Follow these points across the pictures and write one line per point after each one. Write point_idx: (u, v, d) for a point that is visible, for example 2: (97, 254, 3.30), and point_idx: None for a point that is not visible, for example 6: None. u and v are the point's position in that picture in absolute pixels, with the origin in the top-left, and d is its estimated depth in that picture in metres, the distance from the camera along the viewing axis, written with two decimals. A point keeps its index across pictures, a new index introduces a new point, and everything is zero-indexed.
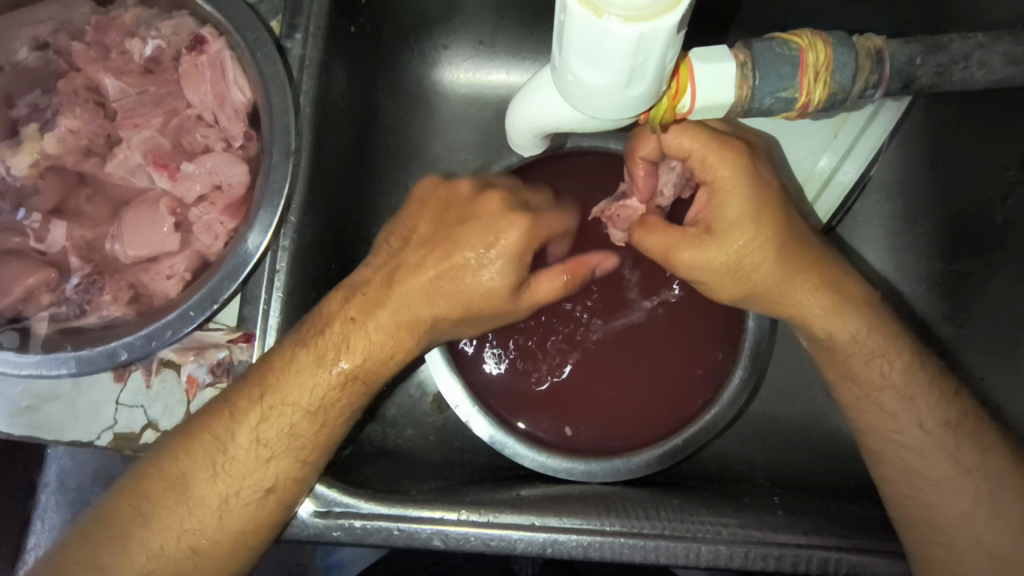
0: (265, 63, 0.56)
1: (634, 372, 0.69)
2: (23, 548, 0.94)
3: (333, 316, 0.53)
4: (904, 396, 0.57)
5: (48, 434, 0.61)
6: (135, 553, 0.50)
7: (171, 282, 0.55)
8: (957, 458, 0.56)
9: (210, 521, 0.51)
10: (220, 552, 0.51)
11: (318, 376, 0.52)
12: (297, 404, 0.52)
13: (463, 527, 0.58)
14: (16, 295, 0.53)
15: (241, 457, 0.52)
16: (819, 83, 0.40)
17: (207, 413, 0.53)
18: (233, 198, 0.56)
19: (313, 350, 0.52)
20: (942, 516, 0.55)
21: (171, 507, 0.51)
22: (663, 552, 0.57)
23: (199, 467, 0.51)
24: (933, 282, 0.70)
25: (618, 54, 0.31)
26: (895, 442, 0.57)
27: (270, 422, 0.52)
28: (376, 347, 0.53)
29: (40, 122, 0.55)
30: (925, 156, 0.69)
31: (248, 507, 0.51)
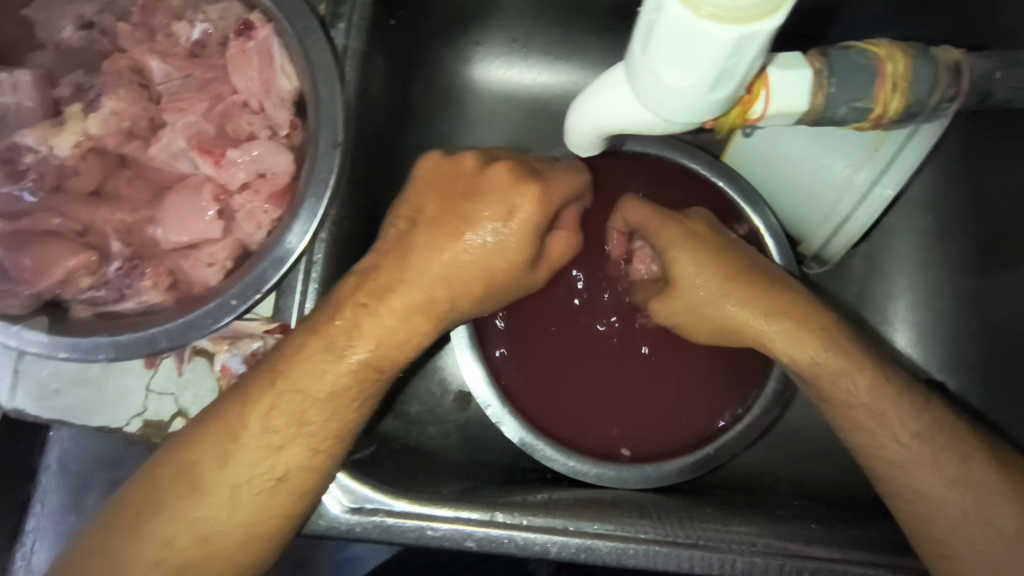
0: (314, 50, 0.54)
1: (663, 379, 0.69)
2: (23, 530, 0.94)
3: (343, 304, 0.51)
4: (874, 412, 0.55)
5: (76, 419, 0.61)
6: (146, 542, 0.48)
7: (211, 269, 0.54)
8: (937, 467, 0.53)
9: (224, 507, 0.49)
10: (233, 543, 0.49)
11: (335, 373, 0.50)
12: (309, 392, 0.50)
13: (495, 529, 0.57)
14: (56, 277, 0.51)
15: (251, 444, 0.49)
16: (896, 94, 0.39)
17: (222, 401, 0.51)
18: (277, 187, 0.54)
19: (322, 338, 0.50)
20: (938, 526, 0.53)
21: (183, 495, 0.49)
22: (697, 562, 0.57)
23: (216, 456, 0.49)
24: (965, 298, 0.70)
25: (711, 55, 0.30)
26: (876, 454, 0.55)
27: (280, 408, 0.50)
28: (385, 330, 0.50)
29: (84, 102, 0.54)
30: (961, 173, 0.69)
31: (261, 496, 0.49)
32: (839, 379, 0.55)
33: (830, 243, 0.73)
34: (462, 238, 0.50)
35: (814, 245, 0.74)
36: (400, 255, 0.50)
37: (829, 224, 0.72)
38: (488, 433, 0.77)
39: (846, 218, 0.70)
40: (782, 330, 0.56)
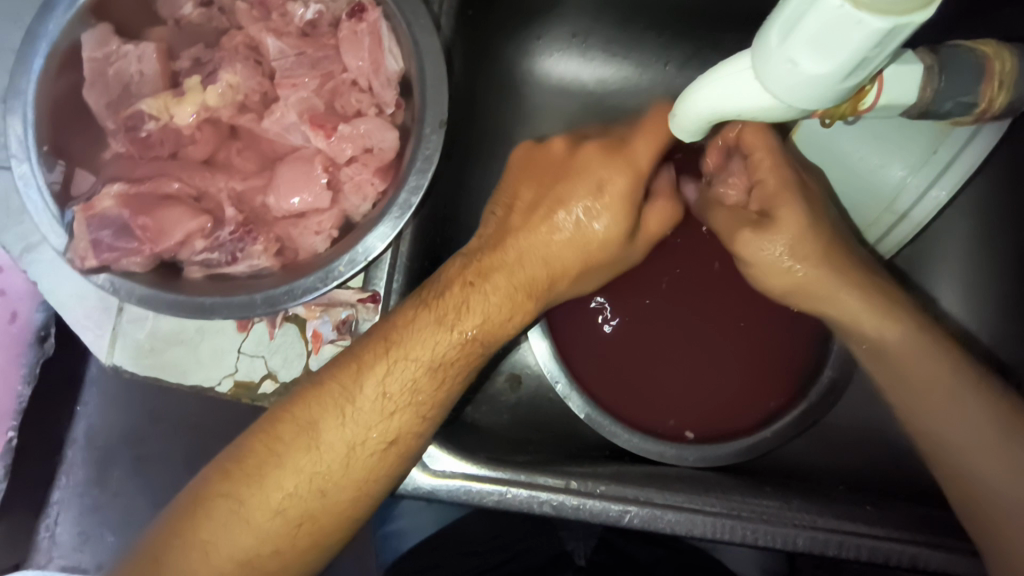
0: (421, 33, 0.56)
1: (720, 366, 0.73)
2: (49, 502, 1.03)
3: (452, 281, 0.56)
4: (955, 394, 0.57)
5: (171, 376, 0.64)
6: (271, 491, 0.52)
7: (319, 237, 0.56)
8: (1016, 458, 0.54)
9: (341, 464, 0.53)
10: (344, 498, 0.53)
11: (445, 347, 0.54)
12: (420, 360, 0.54)
13: (571, 497, 0.60)
14: (176, 238, 0.55)
15: (366, 407, 0.53)
16: (999, 90, 0.42)
17: (339, 365, 0.55)
18: (383, 161, 0.57)
19: (433, 311, 0.55)
20: (1004, 508, 0.54)
21: (303, 451, 0.52)
22: (762, 535, 0.59)
23: (334, 416, 0.53)
24: (1012, 301, 0.73)
25: (860, 43, 0.33)
26: (940, 437, 0.57)
27: (394, 375, 0.53)
28: (490, 309, 0.55)
29: (201, 75, 0.58)
30: (1003, 180, 0.73)
31: (372, 457, 0.53)
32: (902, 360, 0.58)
33: (881, 241, 0.75)
34: (557, 219, 0.56)
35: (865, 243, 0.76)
36: (503, 238, 0.57)
37: (882, 222, 0.74)
38: (544, 414, 0.78)
39: (899, 218, 0.73)
40: (861, 304, 0.58)
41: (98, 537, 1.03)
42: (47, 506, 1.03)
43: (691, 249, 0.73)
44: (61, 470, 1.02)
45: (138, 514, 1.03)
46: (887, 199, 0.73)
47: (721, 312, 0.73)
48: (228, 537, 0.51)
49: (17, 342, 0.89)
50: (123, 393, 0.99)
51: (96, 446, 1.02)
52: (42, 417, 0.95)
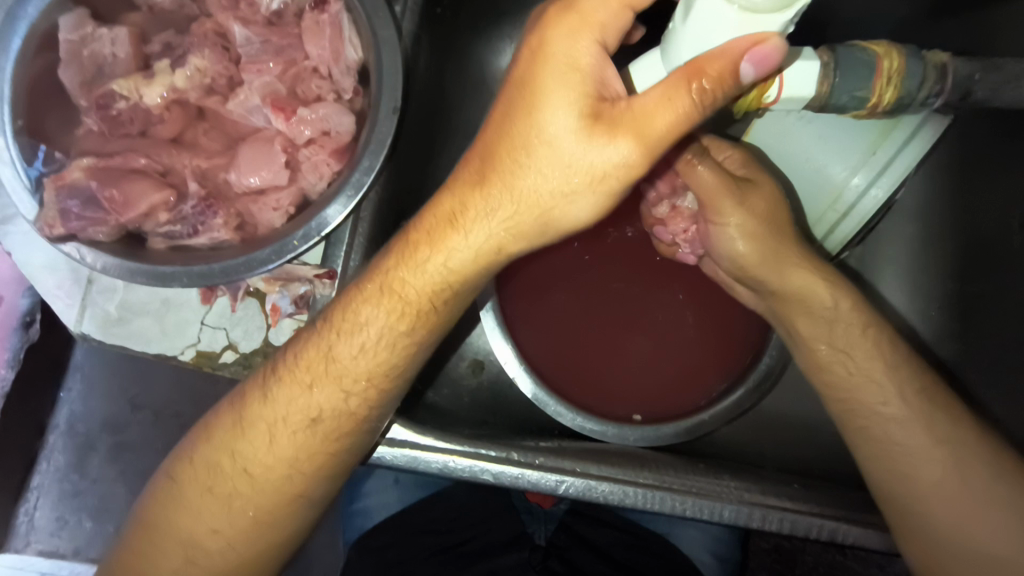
0: (379, 26, 0.58)
1: (650, 362, 0.77)
2: (26, 487, 1.04)
3: (357, 310, 0.53)
4: (891, 367, 0.62)
5: (136, 345, 0.68)
6: (177, 540, 0.56)
7: (276, 213, 0.60)
8: (930, 428, 0.59)
9: (291, 437, 0.55)
10: (284, 484, 0.55)
11: (362, 329, 0.53)
12: (339, 375, 0.54)
13: (512, 467, 0.63)
14: (140, 210, 0.58)
15: (278, 435, 0.55)
16: (890, 86, 0.46)
17: (235, 412, 0.56)
18: (339, 144, 0.60)
19: (337, 336, 0.53)
20: (920, 483, 0.58)
21: (202, 506, 0.55)
22: (689, 507, 0.63)
23: (286, 391, 0.55)
24: (945, 300, 0.75)
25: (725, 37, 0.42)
26: (876, 413, 0.61)
27: (301, 398, 0.54)
28: (422, 271, 0.51)
29: (172, 58, 0.62)
30: (950, 182, 0.74)
31: (297, 435, 0.55)
32: (815, 332, 0.63)
33: (829, 237, 0.75)
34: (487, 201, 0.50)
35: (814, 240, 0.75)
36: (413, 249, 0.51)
37: (828, 219, 0.74)
38: (500, 398, 0.81)
39: (844, 215, 0.73)
40: (805, 276, 0.63)
41: (76, 522, 1.06)
42: (27, 489, 1.05)
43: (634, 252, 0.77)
44: (41, 456, 1.05)
45: (116, 500, 1.06)
46: (830, 197, 0.73)
47: (658, 318, 0.77)
48: (178, 512, 0.56)
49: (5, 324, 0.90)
50: (105, 381, 1.05)
51: (77, 432, 1.05)
52: (24, 399, 0.97)
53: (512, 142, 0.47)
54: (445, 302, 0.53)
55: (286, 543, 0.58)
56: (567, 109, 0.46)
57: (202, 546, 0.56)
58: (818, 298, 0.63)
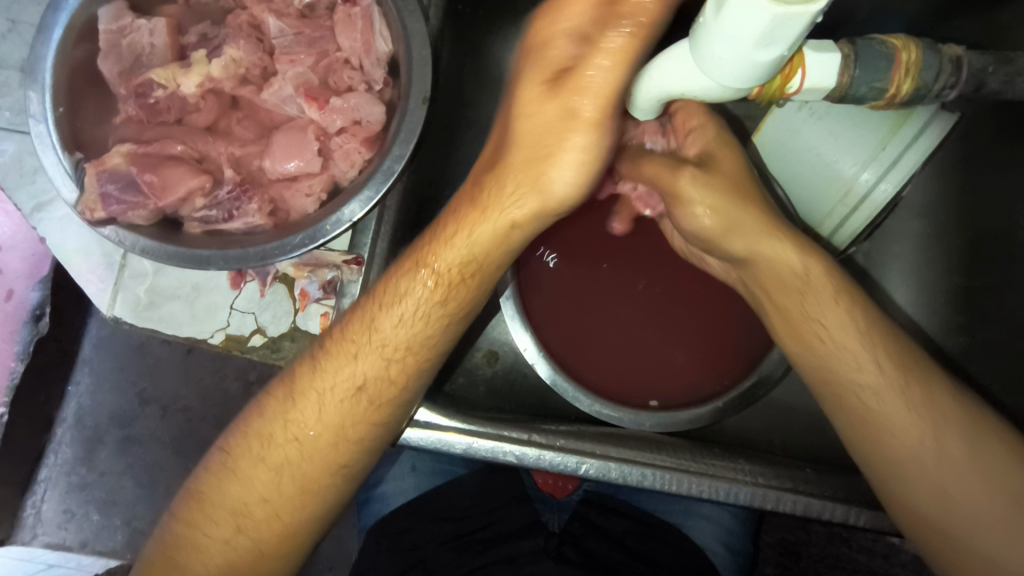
0: (409, 18, 0.60)
1: (664, 346, 0.79)
2: (36, 479, 1.06)
3: (382, 298, 0.57)
4: (864, 336, 0.59)
5: (167, 328, 0.69)
6: (210, 530, 0.58)
7: (309, 199, 0.62)
8: (905, 395, 0.59)
9: (340, 403, 0.58)
10: (316, 468, 0.59)
11: (406, 300, 0.57)
12: (367, 358, 0.58)
13: (533, 449, 0.65)
14: (178, 195, 0.60)
15: (311, 415, 0.58)
16: (906, 78, 0.48)
17: (273, 397, 0.60)
18: (370, 133, 0.62)
19: (366, 319, 0.58)
20: (893, 448, 0.58)
21: (237, 492, 0.58)
22: (705, 489, 0.65)
23: (334, 364, 0.58)
24: (955, 294, 0.77)
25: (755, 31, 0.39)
26: (850, 384, 0.59)
27: (336, 380, 0.58)
28: (454, 247, 0.54)
29: (208, 49, 0.64)
30: (957, 179, 0.76)
31: (344, 402, 0.58)
32: (790, 301, 0.61)
33: (839, 231, 0.77)
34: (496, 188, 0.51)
35: (824, 232, 0.78)
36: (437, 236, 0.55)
37: (838, 213, 0.76)
38: (517, 387, 0.83)
39: (853, 209, 0.75)
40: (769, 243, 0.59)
41: (84, 515, 1.07)
42: (33, 482, 1.06)
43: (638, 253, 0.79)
44: (49, 449, 1.06)
45: (124, 493, 1.07)
46: (840, 192, 0.75)
47: (682, 303, 0.79)
48: (230, 482, 0.59)
49: (11, 320, 0.91)
50: (114, 376, 1.05)
51: (84, 426, 1.06)
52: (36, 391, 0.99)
53: (518, 142, 0.49)
54: (473, 277, 0.56)
55: (314, 521, 0.60)
56: (579, 101, 0.45)
57: (253, 514, 0.58)
58: (788, 263, 0.59)
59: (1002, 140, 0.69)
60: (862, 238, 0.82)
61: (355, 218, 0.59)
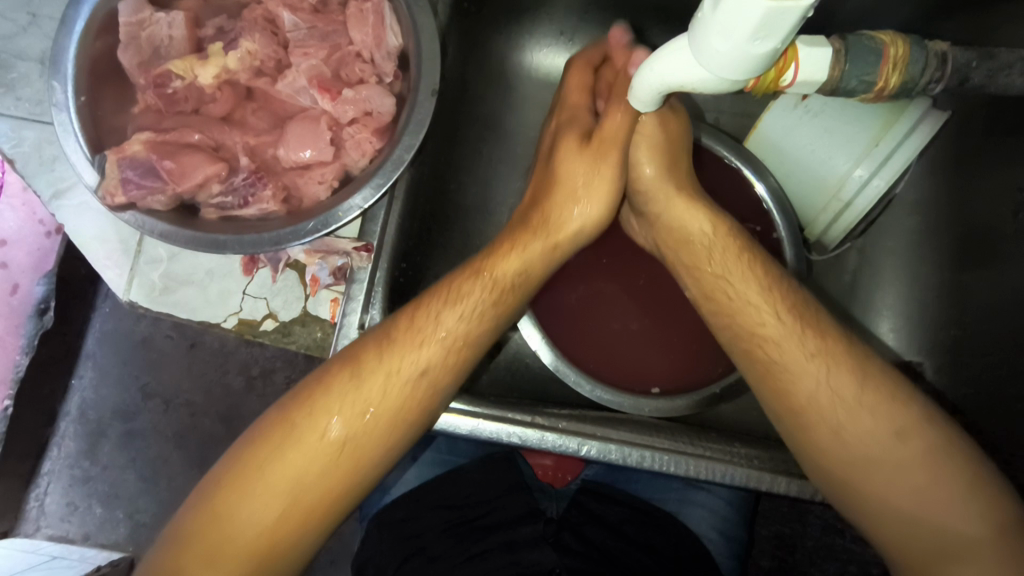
0: (419, 13, 0.63)
1: (635, 345, 0.81)
2: (38, 472, 1.08)
3: (442, 296, 0.63)
4: (765, 290, 0.64)
5: (181, 312, 0.72)
6: (239, 526, 0.55)
7: (321, 186, 0.65)
8: (803, 342, 0.61)
9: (402, 387, 0.59)
10: (358, 456, 0.58)
11: (466, 301, 0.63)
12: (425, 349, 0.61)
13: (536, 431, 0.67)
14: (196, 180, 0.62)
15: (369, 401, 0.59)
16: (893, 72, 0.51)
17: (325, 386, 0.59)
18: (380, 123, 0.65)
19: (426, 311, 0.62)
20: (801, 397, 0.60)
21: (275, 484, 0.56)
22: (702, 470, 0.67)
23: (400, 348, 0.60)
24: (945, 287, 0.79)
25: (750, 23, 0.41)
26: (758, 333, 0.63)
27: (392, 374, 0.59)
28: (507, 262, 0.65)
29: (225, 41, 0.67)
30: (948, 175, 0.78)
31: (408, 387, 0.60)
32: (697, 258, 0.69)
33: (833, 225, 0.79)
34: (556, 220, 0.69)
35: (818, 230, 0.81)
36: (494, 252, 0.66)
37: (832, 208, 0.78)
38: (520, 375, 0.85)
39: (847, 203, 0.77)
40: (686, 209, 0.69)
41: (87, 507, 1.09)
42: (37, 475, 1.08)
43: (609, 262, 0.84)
44: (53, 442, 1.08)
45: (126, 486, 1.09)
46: (833, 187, 0.77)
47: (690, 314, 0.82)
48: (288, 457, 0.57)
49: (16, 314, 0.94)
50: (118, 369, 1.07)
51: (88, 418, 1.08)
52: (38, 385, 1.02)
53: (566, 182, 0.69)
54: (521, 286, 0.67)
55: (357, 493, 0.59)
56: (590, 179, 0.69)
57: (307, 489, 0.56)
58: (696, 227, 0.68)
59: (992, 137, 0.72)
60: (855, 232, 0.84)
61: (365, 205, 0.61)
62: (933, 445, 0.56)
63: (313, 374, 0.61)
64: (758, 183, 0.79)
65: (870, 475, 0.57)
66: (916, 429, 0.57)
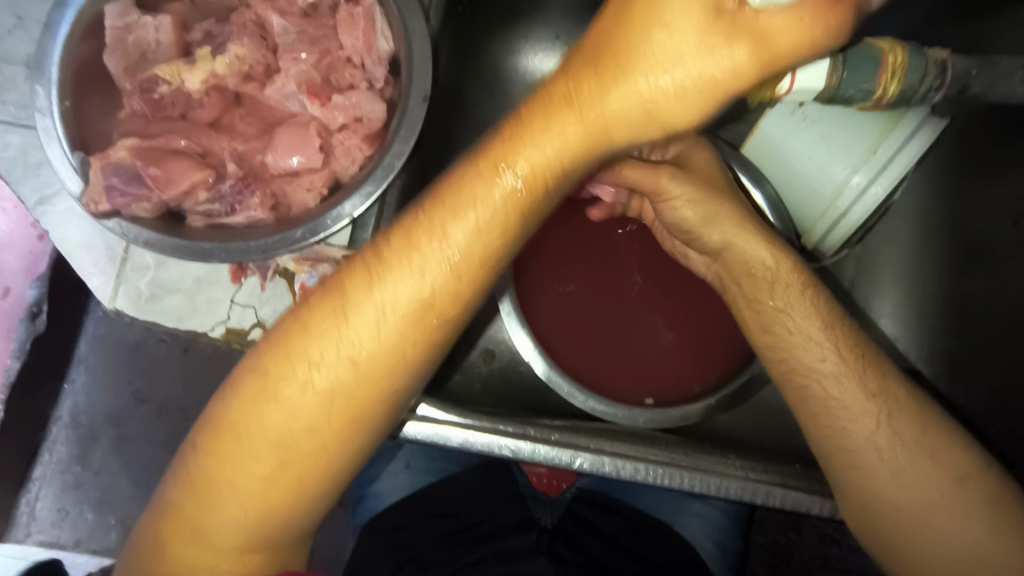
0: (410, 18, 0.62)
1: (649, 349, 0.80)
2: (30, 477, 1.06)
3: (452, 197, 0.47)
4: (826, 324, 0.59)
5: (168, 320, 0.70)
6: (221, 498, 0.52)
7: (310, 194, 0.64)
8: (864, 383, 0.58)
9: (397, 322, 0.49)
10: (342, 429, 0.51)
11: (483, 203, 0.47)
12: (426, 274, 0.48)
13: (529, 443, 0.66)
14: (182, 188, 0.61)
15: (365, 338, 0.49)
16: (893, 79, 0.50)
17: (317, 309, 0.51)
18: (370, 130, 0.64)
19: (429, 221, 0.48)
20: (854, 440, 0.58)
21: (251, 452, 0.51)
22: (696, 483, 0.66)
23: (391, 272, 0.48)
24: (944, 296, 0.77)
25: None
26: (816, 370, 0.59)
27: (384, 307, 0.49)
28: (536, 143, 0.45)
29: (213, 46, 0.66)
30: (948, 184, 0.77)
31: (404, 318, 0.49)
32: (758, 293, 0.61)
33: (829, 234, 0.79)
34: (589, 98, 0.44)
35: (814, 240, 0.80)
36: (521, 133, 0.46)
37: (829, 216, 0.77)
38: (513, 385, 0.84)
39: (844, 212, 0.76)
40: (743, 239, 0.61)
41: (78, 513, 1.07)
42: (28, 480, 1.07)
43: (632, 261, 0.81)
44: (45, 446, 1.07)
45: (118, 492, 1.07)
46: (830, 195, 0.76)
47: (694, 316, 0.81)
48: (270, 409, 0.51)
49: (9, 318, 0.95)
50: (110, 374, 1.06)
51: (81, 424, 1.07)
52: (30, 391, 1.00)
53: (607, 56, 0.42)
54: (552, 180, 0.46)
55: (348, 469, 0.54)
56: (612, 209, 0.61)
57: (296, 446, 0.51)
58: (760, 258, 0.60)
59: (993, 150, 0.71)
60: (854, 240, 0.83)
61: (353, 215, 0.60)
62: (986, 496, 0.56)
63: (299, 306, 0.52)
64: (755, 190, 0.78)
65: (930, 531, 0.56)
66: (971, 479, 0.57)
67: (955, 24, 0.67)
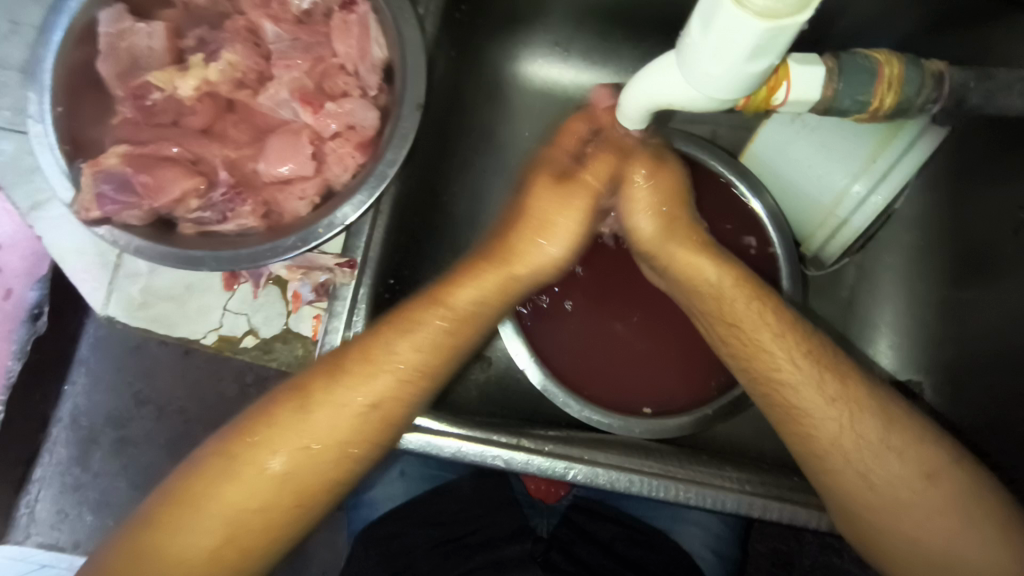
0: (405, 26, 0.61)
1: (641, 361, 0.79)
2: (29, 479, 1.06)
3: (397, 336, 0.59)
4: (777, 334, 0.60)
5: (160, 327, 0.70)
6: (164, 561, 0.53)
7: (302, 203, 0.63)
8: (823, 388, 0.58)
9: (343, 415, 0.58)
10: (288, 500, 0.56)
11: (424, 331, 0.60)
12: (365, 395, 0.58)
13: (522, 453, 0.65)
14: (173, 196, 0.61)
15: (321, 430, 0.57)
16: (890, 92, 0.50)
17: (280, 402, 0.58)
18: (364, 138, 0.63)
19: (373, 349, 0.59)
20: (822, 440, 0.58)
21: (197, 517, 0.54)
22: (692, 496, 0.65)
23: (349, 380, 0.58)
24: (942, 303, 0.77)
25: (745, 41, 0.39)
26: (774, 380, 0.60)
27: (337, 415, 0.58)
28: (467, 291, 0.62)
29: (206, 52, 0.66)
30: (944, 189, 0.76)
31: (355, 419, 0.58)
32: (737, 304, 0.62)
33: (831, 242, 0.78)
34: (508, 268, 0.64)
35: (814, 246, 0.79)
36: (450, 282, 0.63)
37: (830, 225, 0.76)
38: (509, 392, 0.83)
39: (845, 220, 0.75)
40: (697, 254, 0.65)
41: (77, 515, 1.07)
42: (28, 482, 1.06)
43: (620, 284, 0.81)
44: (44, 448, 1.06)
45: (118, 493, 1.07)
46: (831, 204, 0.75)
47: (679, 336, 0.80)
48: (230, 478, 0.55)
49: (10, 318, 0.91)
50: (110, 377, 1.05)
51: (81, 425, 1.07)
52: (30, 391, 0.98)
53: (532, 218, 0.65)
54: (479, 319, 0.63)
55: None
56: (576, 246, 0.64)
57: (245, 512, 0.55)
58: (702, 277, 0.63)
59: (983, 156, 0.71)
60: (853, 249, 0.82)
61: (346, 222, 0.59)
62: (960, 490, 0.55)
63: (255, 408, 0.59)
64: (753, 200, 0.77)
65: (905, 531, 0.56)
66: (944, 473, 0.56)
67: (959, 33, 0.66)
